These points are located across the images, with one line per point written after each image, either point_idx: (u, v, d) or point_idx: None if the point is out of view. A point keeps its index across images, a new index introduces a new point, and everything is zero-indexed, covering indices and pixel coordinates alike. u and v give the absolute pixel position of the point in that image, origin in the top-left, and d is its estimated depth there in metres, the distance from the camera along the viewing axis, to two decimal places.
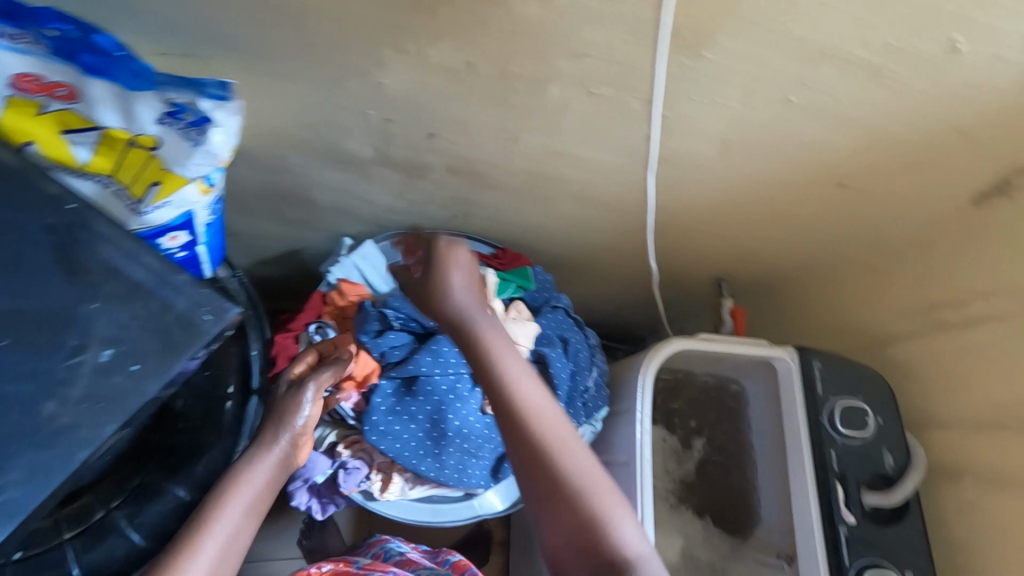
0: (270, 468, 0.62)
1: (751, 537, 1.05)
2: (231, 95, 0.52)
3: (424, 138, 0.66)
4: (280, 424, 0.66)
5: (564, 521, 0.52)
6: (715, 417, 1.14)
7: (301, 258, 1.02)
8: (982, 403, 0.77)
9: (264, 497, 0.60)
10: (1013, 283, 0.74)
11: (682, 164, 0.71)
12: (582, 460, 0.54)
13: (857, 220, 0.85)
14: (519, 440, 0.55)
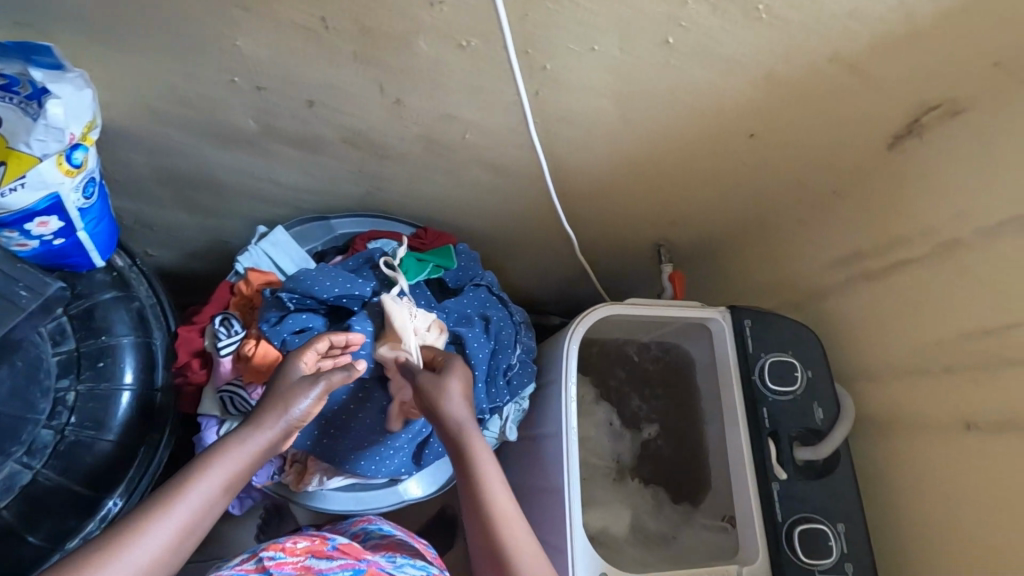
0: (262, 450, 0.55)
1: (700, 503, 1.04)
2: (64, 66, 0.53)
3: (304, 107, 0.63)
4: (287, 401, 0.57)
5: None
6: (663, 385, 1.13)
7: (223, 250, 0.99)
8: (903, 350, 0.75)
9: (240, 482, 0.54)
10: (926, 224, 0.73)
11: (581, 122, 0.69)
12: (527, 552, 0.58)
13: (776, 172, 0.83)
14: (471, 493, 0.60)
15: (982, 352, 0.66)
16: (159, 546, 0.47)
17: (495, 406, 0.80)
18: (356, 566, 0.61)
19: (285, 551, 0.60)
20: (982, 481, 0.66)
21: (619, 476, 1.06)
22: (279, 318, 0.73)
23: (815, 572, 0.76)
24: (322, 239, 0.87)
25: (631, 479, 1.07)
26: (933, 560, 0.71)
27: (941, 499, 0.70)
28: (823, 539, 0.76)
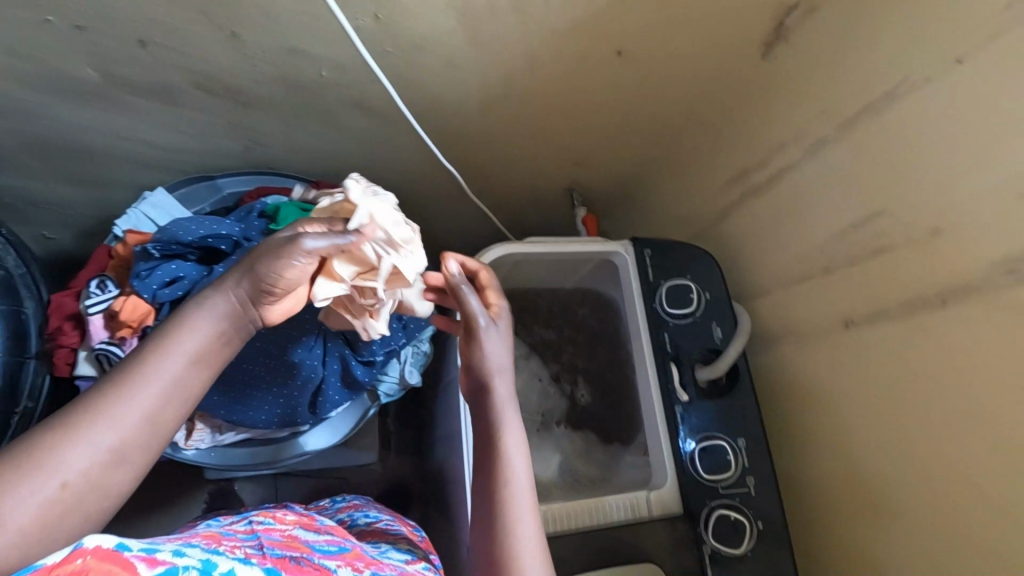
0: (223, 326, 0.50)
1: (632, 440, 1.02)
2: None
3: (137, 48, 0.61)
4: (248, 277, 0.51)
5: (485, 532, 0.56)
6: (593, 331, 1.11)
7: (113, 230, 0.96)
8: (790, 257, 0.75)
9: (208, 354, 0.49)
10: (797, 127, 0.72)
11: (438, 49, 0.68)
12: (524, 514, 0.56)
13: (658, 96, 0.82)
14: (485, 435, 0.61)
15: (854, 246, 0.65)
16: (137, 423, 0.44)
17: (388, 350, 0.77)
18: (343, 544, 0.57)
19: (277, 520, 0.61)
20: (865, 376, 0.65)
21: (544, 425, 1.04)
22: (149, 270, 0.70)
23: (718, 488, 0.76)
24: (210, 200, 0.84)
25: (556, 425, 1.05)
26: (828, 461, 0.71)
27: (830, 400, 0.70)
28: (722, 454, 0.76)
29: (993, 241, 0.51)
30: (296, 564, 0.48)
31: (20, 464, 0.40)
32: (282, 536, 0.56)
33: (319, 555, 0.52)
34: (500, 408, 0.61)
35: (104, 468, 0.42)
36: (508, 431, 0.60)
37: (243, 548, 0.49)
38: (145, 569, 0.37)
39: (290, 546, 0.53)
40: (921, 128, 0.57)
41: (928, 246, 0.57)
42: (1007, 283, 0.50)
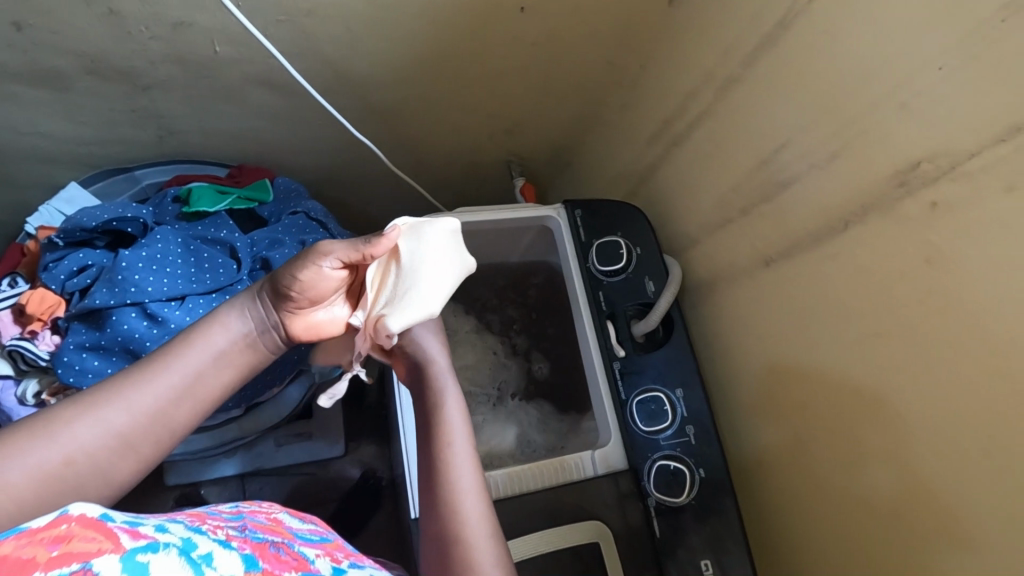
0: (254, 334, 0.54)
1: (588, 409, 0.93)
2: None
3: (10, 31, 0.60)
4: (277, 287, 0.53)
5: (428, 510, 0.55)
6: (544, 298, 1.03)
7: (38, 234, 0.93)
8: (713, 203, 0.74)
9: (230, 358, 0.52)
10: (705, 70, 0.71)
11: (331, 14, 0.67)
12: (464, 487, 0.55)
13: (571, 52, 0.81)
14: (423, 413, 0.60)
15: (765, 182, 0.65)
16: (148, 414, 0.47)
17: None
18: (325, 535, 0.52)
19: (260, 503, 0.52)
20: (787, 311, 0.65)
21: (497, 398, 0.96)
22: (56, 261, 0.72)
23: (659, 440, 0.75)
24: (129, 192, 0.84)
25: (512, 399, 0.97)
26: (764, 403, 0.70)
27: (760, 341, 0.70)
28: (659, 405, 0.76)
29: (882, 155, 0.51)
30: (275, 552, 0.41)
31: (36, 435, 0.43)
32: (266, 519, 0.49)
33: (301, 543, 0.46)
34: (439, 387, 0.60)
35: (113, 453, 0.45)
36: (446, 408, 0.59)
37: (225, 529, 0.43)
38: (128, 541, 0.34)
39: (273, 531, 0.46)
40: (810, 52, 0.56)
41: (828, 170, 0.56)
42: (898, 196, 0.50)
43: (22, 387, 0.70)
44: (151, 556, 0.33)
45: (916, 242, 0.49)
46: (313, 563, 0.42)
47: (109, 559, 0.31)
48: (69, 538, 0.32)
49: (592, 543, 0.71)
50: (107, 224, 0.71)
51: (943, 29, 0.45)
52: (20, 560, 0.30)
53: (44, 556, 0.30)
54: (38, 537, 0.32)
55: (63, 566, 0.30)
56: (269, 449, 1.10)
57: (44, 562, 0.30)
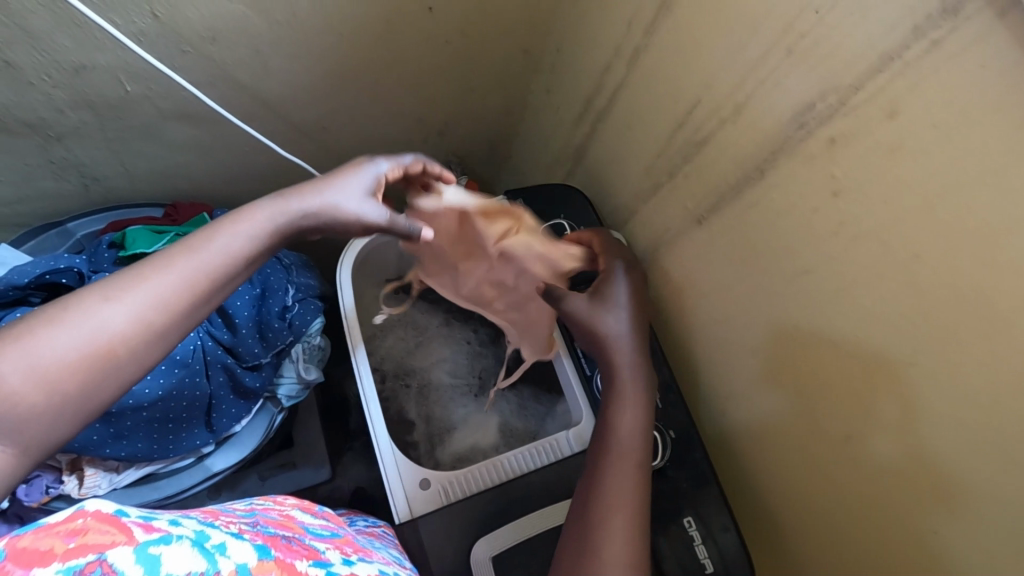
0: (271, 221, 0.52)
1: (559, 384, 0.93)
2: None
3: None
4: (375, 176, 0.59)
5: (586, 492, 0.56)
6: None
7: None
8: (644, 170, 0.76)
9: (247, 254, 0.51)
10: (614, 43, 0.73)
11: (235, 38, 0.66)
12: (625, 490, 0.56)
13: (486, 43, 0.82)
14: (608, 420, 0.62)
15: (685, 143, 0.67)
16: (170, 306, 0.46)
17: (276, 351, 0.78)
18: (336, 530, 0.60)
19: (270, 504, 0.62)
20: (724, 262, 0.68)
21: (479, 389, 0.96)
22: None
23: None
24: (62, 247, 0.81)
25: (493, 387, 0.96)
26: (721, 355, 0.73)
27: (706, 297, 0.72)
28: None
29: (778, 102, 0.53)
30: (287, 543, 0.48)
31: (53, 318, 0.42)
32: (279, 516, 0.57)
33: (311, 536, 0.54)
34: (625, 400, 0.63)
35: (139, 344, 0.44)
36: (631, 425, 0.61)
37: (237, 523, 0.49)
38: (141, 534, 0.34)
39: (284, 526, 0.54)
40: (706, 11, 0.58)
41: (736, 122, 0.59)
42: (799, 137, 0.53)
43: None
44: (163, 548, 0.34)
45: (820, 179, 0.52)
46: (321, 552, 0.49)
47: (124, 551, 0.32)
48: (84, 531, 0.32)
49: None
50: (42, 278, 0.70)
51: None
52: (37, 552, 0.30)
53: (61, 548, 0.30)
54: (56, 529, 0.31)
55: (80, 557, 0.30)
56: (255, 483, 1.07)
57: (61, 553, 0.30)
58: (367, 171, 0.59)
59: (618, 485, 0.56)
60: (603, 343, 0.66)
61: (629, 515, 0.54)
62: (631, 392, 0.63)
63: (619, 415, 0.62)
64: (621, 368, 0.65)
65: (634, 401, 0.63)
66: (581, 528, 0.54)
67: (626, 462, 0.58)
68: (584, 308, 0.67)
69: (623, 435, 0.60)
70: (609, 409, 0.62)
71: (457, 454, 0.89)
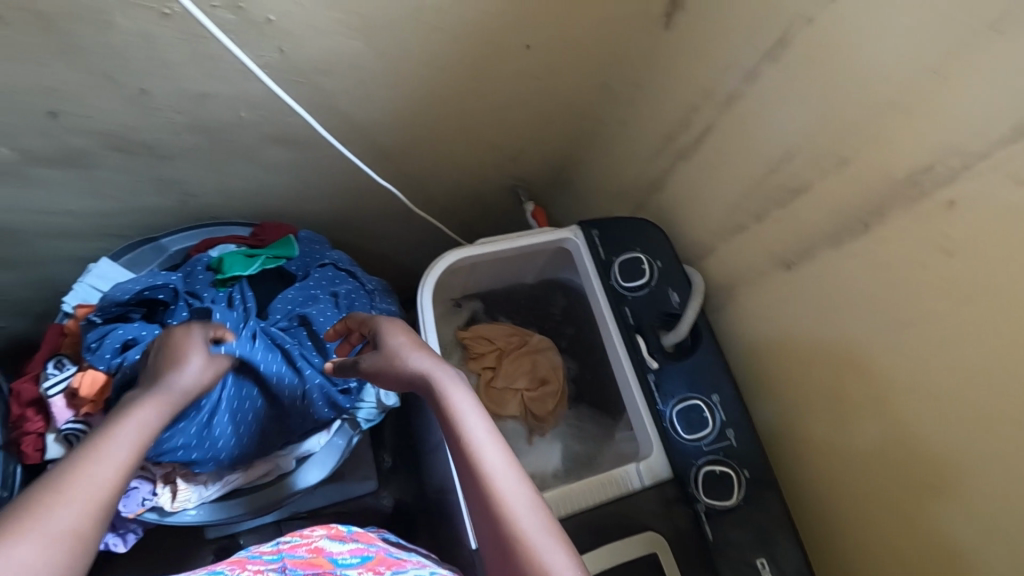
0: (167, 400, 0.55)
1: (619, 414, 0.94)
2: None
3: (48, 120, 0.61)
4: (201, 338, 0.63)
5: (468, 491, 0.53)
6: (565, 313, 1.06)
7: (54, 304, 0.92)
8: (726, 209, 0.77)
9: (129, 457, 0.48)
10: (706, 86, 0.74)
11: (344, 71, 0.68)
12: (495, 465, 0.53)
13: (572, 78, 0.83)
14: (448, 429, 0.56)
15: (779, 187, 0.68)
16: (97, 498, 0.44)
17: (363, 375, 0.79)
18: (366, 552, 0.61)
19: (303, 535, 0.64)
20: (811, 308, 0.68)
21: (537, 416, 0.97)
22: (99, 340, 0.71)
23: (701, 445, 0.77)
24: (156, 262, 0.84)
25: (552, 416, 0.97)
26: (799, 399, 0.73)
27: (786, 339, 0.72)
28: (699, 413, 0.78)
29: (894, 160, 0.54)
30: None
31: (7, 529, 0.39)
32: (308, 551, 0.59)
33: (342, 568, 0.57)
34: (449, 400, 0.58)
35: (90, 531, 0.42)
36: (467, 415, 0.57)
37: None
38: None
39: (314, 564, 0.57)
40: (818, 65, 0.59)
41: (841, 175, 0.59)
42: (914, 196, 0.53)
43: None
44: None
45: (935, 238, 0.53)
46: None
47: None
48: None
49: (648, 555, 0.74)
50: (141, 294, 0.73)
51: (948, 41, 0.48)
52: None
53: None
54: None
55: None
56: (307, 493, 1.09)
57: None
58: (192, 340, 0.62)
59: (494, 464, 0.53)
60: (416, 374, 0.59)
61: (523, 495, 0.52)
62: (442, 387, 0.58)
63: (454, 417, 0.57)
64: (426, 371, 0.60)
65: (448, 383, 0.59)
66: (492, 531, 0.51)
67: (479, 445, 0.55)
68: (380, 360, 0.61)
69: (461, 418, 0.57)
70: (442, 411, 0.57)
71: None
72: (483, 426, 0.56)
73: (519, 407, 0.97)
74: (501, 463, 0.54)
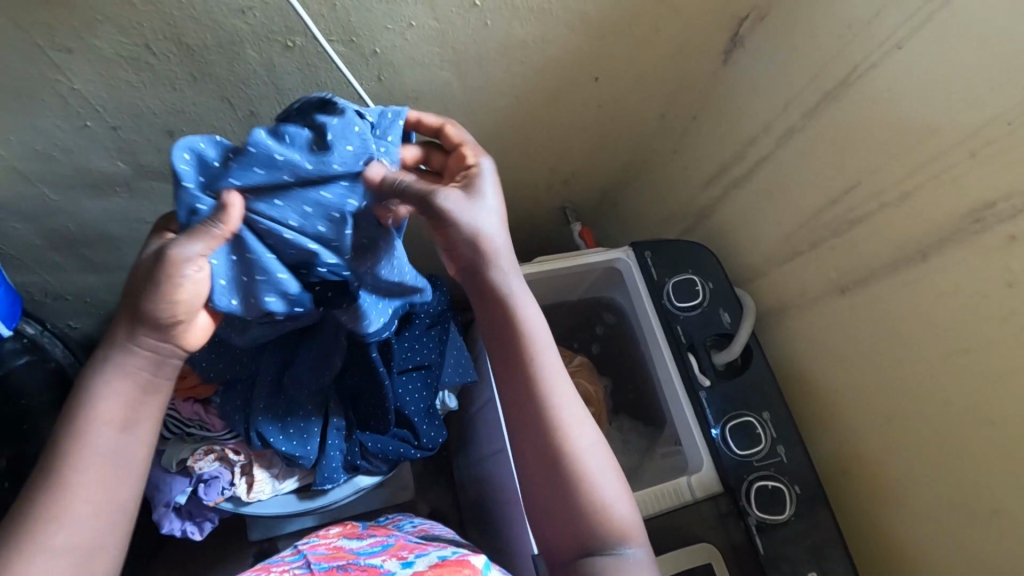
0: (143, 363, 0.49)
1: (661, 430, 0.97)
2: None
3: (165, 139, 0.66)
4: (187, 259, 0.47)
5: (531, 412, 0.55)
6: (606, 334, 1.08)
7: None
8: (781, 236, 0.81)
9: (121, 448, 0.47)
10: (764, 121, 0.79)
11: (433, 99, 0.74)
12: (566, 404, 0.56)
13: (633, 110, 0.88)
14: (519, 351, 0.56)
15: (837, 219, 0.72)
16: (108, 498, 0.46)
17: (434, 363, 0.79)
18: (386, 542, 0.66)
19: (321, 537, 0.69)
20: (866, 332, 0.72)
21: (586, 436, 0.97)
22: None
23: (752, 461, 0.80)
24: None
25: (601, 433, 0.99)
26: (850, 418, 0.76)
27: (839, 360, 0.76)
28: (751, 430, 0.81)
29: (953, 196, 0.60)
30: (344, 572, 0.56)
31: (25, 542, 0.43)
32: (328, 550, 0.64)
33: (365, 557, 0.60)
34: (525, 323, 0.56)
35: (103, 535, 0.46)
36: (542, 344, 0.56)
37: (291, 570, 0.59)
38: None
39: (336, 557, 0.61)
40: (878, 108, 0.64)
41: (901, 208, 0.65)
42: (975, 231, 0.58)
43: (166, 453, 0.76)
44: None
45: (995, 270, 0.57)
46: (380, 566, 0.56)
47: None
48: None
49: (705, 565, 0.76)
50: None
51: (1005, 90, 0.53)
52: None
53: None
54: None
55: None
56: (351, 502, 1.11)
57: None
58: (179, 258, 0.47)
59: (562, 402, 0.55)
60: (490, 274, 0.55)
61: (587, 437, 0.55)
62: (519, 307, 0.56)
63: (527, 344, 0.56)
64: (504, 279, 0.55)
65: (524, 304, 0.56)
66: (551, 463, 0.54)
67: (550, 379, 0.56)
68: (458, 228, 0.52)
69: (535, 343, 0.56)
70: (515, 330, 0.56)
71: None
72: (554, 355, 0.57)
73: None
74: (570, 406, 0.56)
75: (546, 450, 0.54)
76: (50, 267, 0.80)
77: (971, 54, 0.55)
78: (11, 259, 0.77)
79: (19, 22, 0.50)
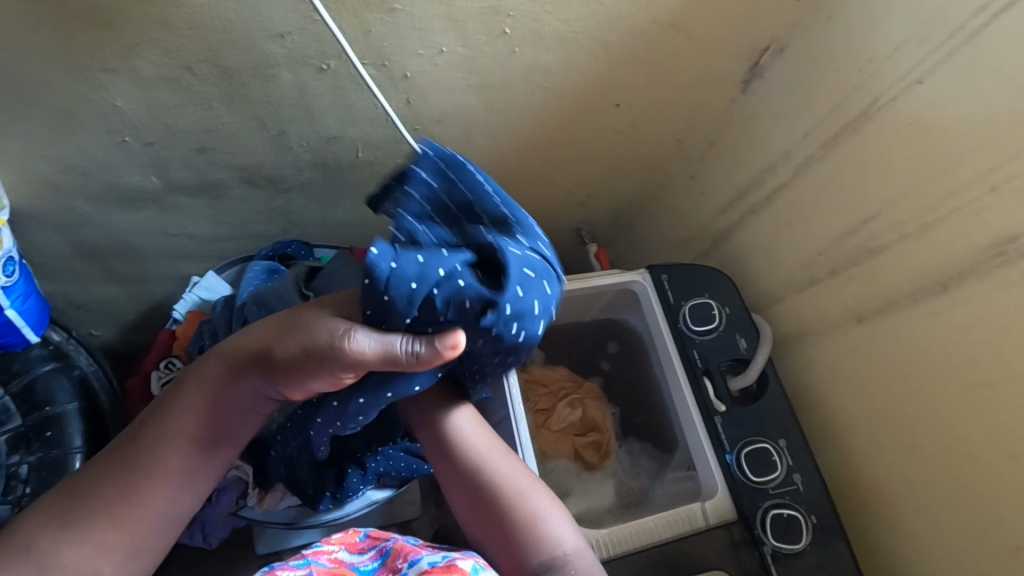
0: (245, 401, 0.57)
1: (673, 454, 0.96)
2: None
3: (197, 154, 0.68)
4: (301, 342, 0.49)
5: (469, 500, 0.63)
6: (619, 356, 1.08)
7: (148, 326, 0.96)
8: (798, 263, 0.81)
9: (228, 421, 0.58)
10: (783, 149, 0.80)
11: (457, 121, 0.75)
12: (519, 487, 0.63)
13: (652, 136, 0.89)
14: (448, 447, 0.65)
15: (855, 248, 0.73)
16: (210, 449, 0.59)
17: None
18: (385, 549, 0.62)
19: (324, 541, 0.64)
20: (885, 361, 0.72)
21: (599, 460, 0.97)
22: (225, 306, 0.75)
23: (767, 489, 0.79)
24: None
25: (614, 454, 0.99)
26: (868, 448, 0.76)
27: (857, 388, 0.76)
28: (766, 456, 0.81)
29: (976, 229, 0.60)
30: None
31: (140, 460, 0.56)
32: (328, 561, 0.60)
33: None
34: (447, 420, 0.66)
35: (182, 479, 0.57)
36: (464, 436, 0.65)
37: None
38: None
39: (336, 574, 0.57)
40: (899, 139, 0.65)
41: (922, 239, 0.65)
42: (997, 263, 0.59)
43: None
44: None
45: (1017, 302, 0.57)
46: None
47: None
48: None
49: None
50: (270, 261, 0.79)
51: None
52: None
53: None
54: None
55: None
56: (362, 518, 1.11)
57: None
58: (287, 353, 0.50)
59: (514, 482, 0.63)
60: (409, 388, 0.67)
61: (542, 514, 0.60)
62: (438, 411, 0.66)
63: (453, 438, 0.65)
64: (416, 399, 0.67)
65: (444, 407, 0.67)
66: (509, 544, 0.59)
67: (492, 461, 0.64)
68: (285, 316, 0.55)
69: (460, 437, 0.65)
70: (442, 427, 0.66)
71: (576, 518, 0.90)
72: (495, 448, 0.66)
73: (569, 449, 0.97)
74: (523, 486, 0.63)
75: (499, 527, 0.60)
76: (77, 276, 0.82)
77: (992, 91, 0.56)
78: (40, 267, 0.78)
79: (69, 42, 0.52)
